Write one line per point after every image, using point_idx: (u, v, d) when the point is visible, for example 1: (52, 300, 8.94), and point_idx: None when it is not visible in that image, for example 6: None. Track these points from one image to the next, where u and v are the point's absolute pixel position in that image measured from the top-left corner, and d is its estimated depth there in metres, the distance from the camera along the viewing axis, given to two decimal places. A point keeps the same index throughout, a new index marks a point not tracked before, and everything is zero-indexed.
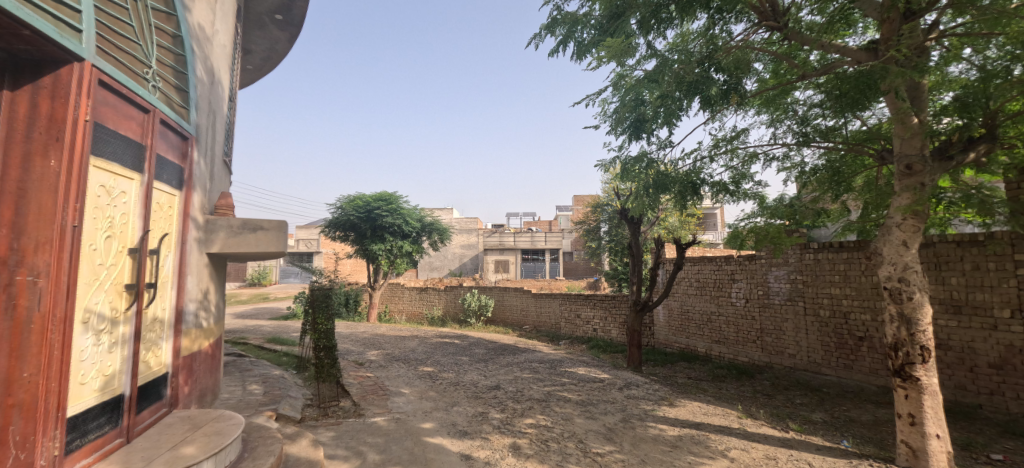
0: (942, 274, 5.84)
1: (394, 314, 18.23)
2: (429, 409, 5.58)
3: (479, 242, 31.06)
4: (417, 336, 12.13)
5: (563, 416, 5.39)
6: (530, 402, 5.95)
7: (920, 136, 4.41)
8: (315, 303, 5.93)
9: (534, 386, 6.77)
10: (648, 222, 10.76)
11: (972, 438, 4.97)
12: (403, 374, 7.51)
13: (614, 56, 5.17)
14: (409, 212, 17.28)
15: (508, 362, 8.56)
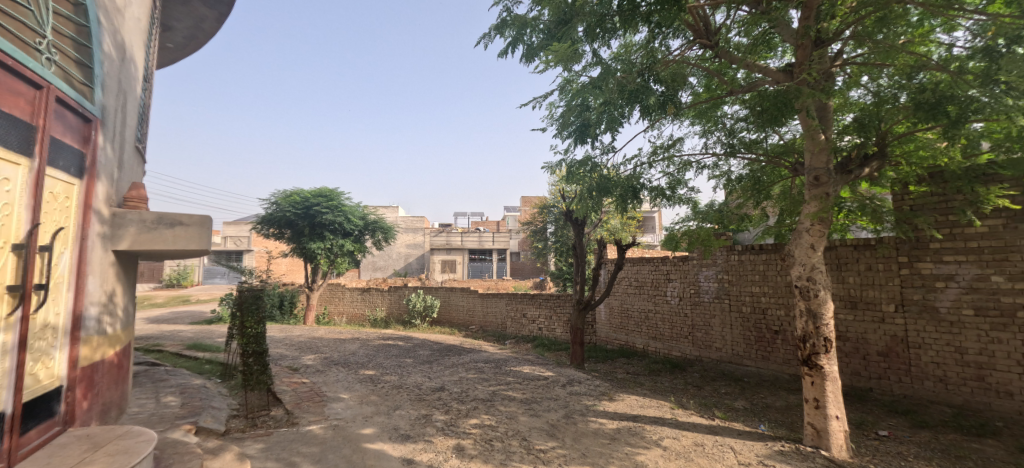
0: (842, 273, 6.60)
1: (333, 316, 17.56)
2: (370, 414, 5.53)
3: (425, 242, 30.68)
4: (358, 338, 11.83)
5: (507, 415, 5.55)
6: (475, 402, 6.06)
7: (826, 151, 4.96)
8: (244, 306, 5.73)
9: (479, 386, 6.90)
10: (591, 224, 11.19)
11: (865, 417, 5.68)
12: (342, 379, 7.35)
13: (560, 60, 5.41)
14: (351, 210, 16.80)
15: (453, 362, 8.60)
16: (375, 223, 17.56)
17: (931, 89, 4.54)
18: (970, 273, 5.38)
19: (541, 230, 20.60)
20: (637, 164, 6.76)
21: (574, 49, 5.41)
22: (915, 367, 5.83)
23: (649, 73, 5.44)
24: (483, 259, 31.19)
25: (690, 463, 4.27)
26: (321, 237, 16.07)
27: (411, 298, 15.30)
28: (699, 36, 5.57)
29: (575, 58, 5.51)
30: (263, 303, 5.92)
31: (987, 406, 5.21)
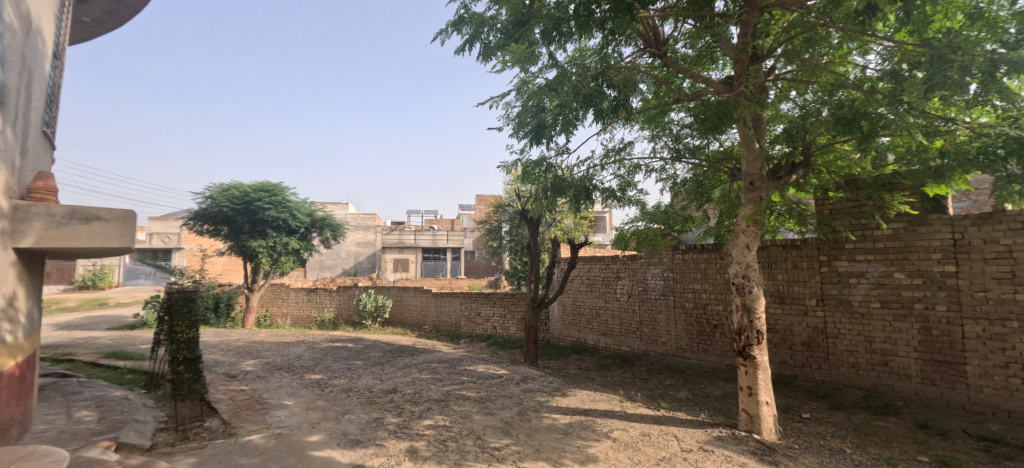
0: (772, 271, 7.20)
1: (275, 318, 16.89)
2: (317, 421, 5.45)
3: (377, 240, 30.02)
4: (304, 341, 11.44)
5: (461, 415, 5.64)
6: (428, 403, 6.10)
7: (760, 159, 5.37)
8: (174, 309, 5.54)
9: (432, 386, 6.94)
10: (545, 222, 11.44)
11: (790, 402, 6.24)
12: (285, 384, 7.14)
13: (518, 61, 5.51)
14: (296, 206, 16.15)
15: (406, 363, 8.56)
16: (322, 220, 17.07)
17: (848, 106, 5.03)
18: (877, 270, 6.05)
19: (496, 229, 20.74)
20: (590, 165, 7.02)
21: (531, 51, 5.54)
22: (833, 355, 6.47)
23: (603, 78, 5.67)
24: (437, 258, 30.94)
25: (637, 453, 4.53)
26: (264, 235, 15.38)
27: (362, 298, 15.00)
28: (648, 45, 5.83)
29: (534, 59, 5.69)
30: (195, 306, 5.77)
31: (890, 388, 5.89)
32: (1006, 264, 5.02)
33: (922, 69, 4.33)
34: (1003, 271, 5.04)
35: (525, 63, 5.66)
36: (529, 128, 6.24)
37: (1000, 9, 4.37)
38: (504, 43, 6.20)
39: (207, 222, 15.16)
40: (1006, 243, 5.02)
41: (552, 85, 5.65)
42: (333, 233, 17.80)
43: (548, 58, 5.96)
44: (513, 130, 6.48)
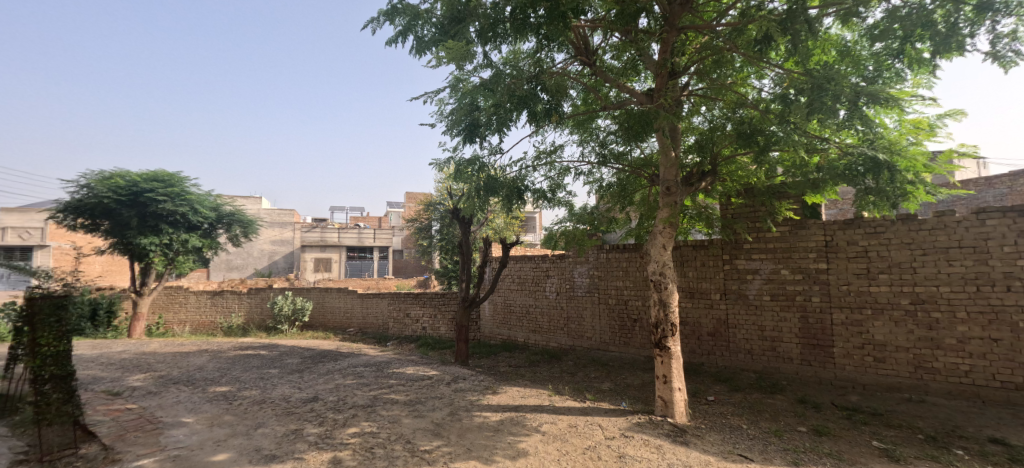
0: (684, 269, 7.92)
1: (171, 326, 15.39)
2: (222, 438, 4.73)
3: (296, 238, 28.29)
4: (207, 350, 10.46)
5: (391, 419, 5.32)
6: (354, 410, 5.64)
7: (674, 167, 5.92)
8: (37, 316, 4.29)
9: (358, 391, 6.53)
10: (477, 221, 11.51)
11: (699, 387, 6.91)
12: (183, 400, 6.09)
13: (455, 58, 5.54)
14: (197, 199, 14.74)
15: (328, 368, 8.20)
16: (230, 216, 15.83)
17: (746, 124, 5.70)
18: (769, 268, 6.98)
19: (425, 227, 20.50)
20: (522, 166, 7.25)
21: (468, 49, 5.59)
22: (733, 343, 7.32)
23: (536, 82, 5.83)
24: (362, 257, 29.85)
25: (565, 444, 4.79)
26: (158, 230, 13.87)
27: (277, 301, 14.01)
28: (578, 53, 6.15)
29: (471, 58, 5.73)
30: (68, 314, 4.55)
31: (778, 369, 6.85)
32: (862, 261, 6.18)
33: (806, 93, 4.96)
34: (861, 268, 6.18)
35: (461, 61, 5.71)
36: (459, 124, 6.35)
37: (863, 48, 5.28)
38: (438, 39, 6.17)
39: (82, 216, 13.30)
40: (863, 245, 6.16)
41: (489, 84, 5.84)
42: (244, 230, 16.58)
43: (482, 57, 6.00)
44: (446, 127, 6.53)
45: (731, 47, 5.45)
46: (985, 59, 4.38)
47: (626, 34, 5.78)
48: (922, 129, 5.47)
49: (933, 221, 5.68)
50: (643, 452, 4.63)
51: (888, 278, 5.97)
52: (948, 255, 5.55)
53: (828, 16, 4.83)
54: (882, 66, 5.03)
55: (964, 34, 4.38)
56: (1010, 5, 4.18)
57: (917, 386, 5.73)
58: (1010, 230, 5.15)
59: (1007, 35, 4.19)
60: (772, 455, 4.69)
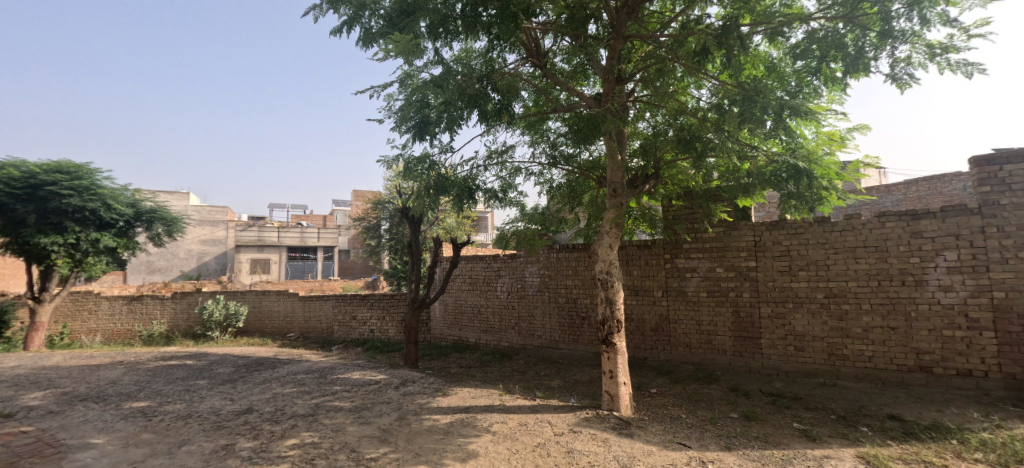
0: (629, 267, 8.25)
1: (78, 335, 13.88)
2: (139, 459, 4.29)
3: (229, 237, 26.66)
4: (124, 362, 9.61)
5: (334, 428, 5.16)
6: (293, 420, 5.40)
7: (621, 170, 6.15)
8: None
9: (299, 400, 6.28)
10: (428, 220, 11.37)
11: (642, 380, 7.24)
12: (93, 419, 5.46)
13: (402, 52, 5.34)
14: (110, 194, 13.37)
15: (264, 377, 7.78)
16: (149, 213, 14.55)
17: (686, 131, 6.03)
18: (705, 266, 7.42)
19: (373, 226, 19.99)
20: (473, 166, 7.25)
21: (416, 43, 5.41)
22: (673, 337, 7.72)
23: (488, 81, 5.93)
24: (304, 258, 28.59)
25: (515, 442, 4.88)
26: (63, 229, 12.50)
27: (207, 306, 12.90)
28: (529, 54, 6.27)
29: (420, 54, 5.57)
30: None
31: (713, 361, 7.31)
32: (785, 260, 6.77)
33: (739, 104, 5.38)
34: (785, 265, 6.76)
35: (408, 56, 5.56)
36: (410, 121, 6.12)
37: (786, 66, 5.77)
38: (383, 32, 5.94)
39: None
40: (786, 244, 6.75)
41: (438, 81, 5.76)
42: (168, 228, 15.30)
43: (432, 53, 5.88)
44: (394, 124, 6.29)
45: (673, 57, 5.80)
46: (885, 80, 4.90)
47: (574, 40, 5.94)
48: (836, 141, 6.06)
49: (844, 223, 6.36)
50: (591, 445, 4.81)
51: (808, 275, 6.59)
52: (856, 253, 6.25)
53: (757, 33, 5.24)
54: (802, 82, 5.53)
55: (868, 56, 4.90)
56: (905, 33, 4.72)
57: (831, 371, 6.37)
58: (903, 232, 5.94)
59: (905, 60, 4.72)
60: (708, 441, 5.03)
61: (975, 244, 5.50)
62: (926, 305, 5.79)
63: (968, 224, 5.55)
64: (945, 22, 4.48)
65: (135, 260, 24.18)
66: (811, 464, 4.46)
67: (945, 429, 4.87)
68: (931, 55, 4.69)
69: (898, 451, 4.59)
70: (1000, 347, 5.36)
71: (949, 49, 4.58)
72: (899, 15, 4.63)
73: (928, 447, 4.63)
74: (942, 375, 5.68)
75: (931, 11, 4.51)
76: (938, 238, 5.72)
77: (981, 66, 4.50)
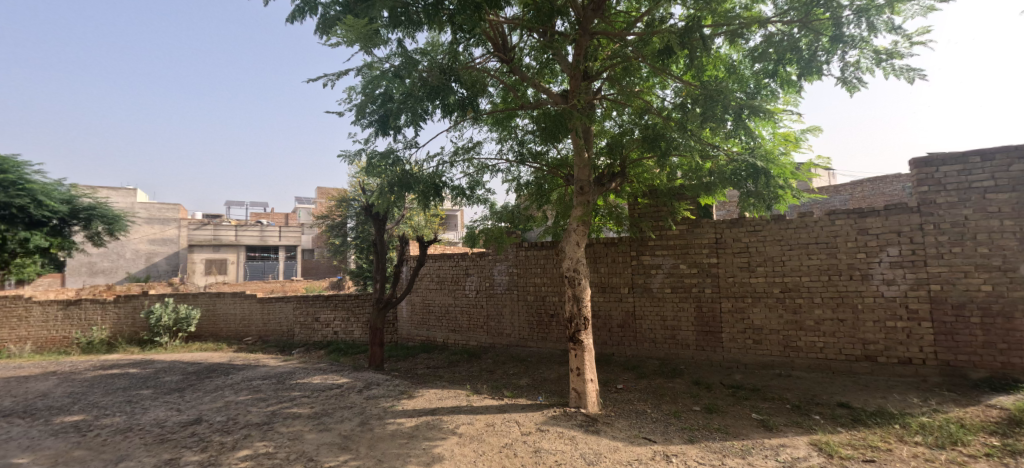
0: (597, 265, 8.30)
1: (6, 344, 12.78)
2: None
3: (182, 237, 25.33)
4: (59, 372, 8.92)
5: (291, 436, 4.94)
6: (246, 429, 5.14)
7: (588, 168, 6.16)
8: None
9: (253, 408, 5.98)
10: (394, 218, 11.11)
11: (609, 377, 7.31)
12: (19, 436, 5.04)
13: (357, 37, 5.04)
14: (42, 189, 12.36)
15: (216, 385, 7.38)
16: (88, 210, 13.56)
17: (651, 130, 6.06)
18: (669, 263, 7.56)
19: (338, 225, 19.41)
20: (439, 162, 7.13)
21: (373, 30, 5.17)
22: (639, 333, 7.84)
23: (451, 74, 5.77)
24: (264, 258, 27.51)
25: (481, 444, 4.80)
26: None
27: (154, 310, 12.21)
28: (496, 50, 6.19)
29: (377, 41, 5.31)
30: None
31: (676, 355, 7.46)
32: (744, 256, 6.97)
33: (701, 103, 5.48)
34: (744, 262, 6.96)
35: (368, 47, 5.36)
36: (371, 111, 5.86)
37: (746, 68, 5.93)
38: (340, 19, 5.62)
39: None
40: (745, 241, 6.94)
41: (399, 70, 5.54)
42: (108, 226, 14.26)
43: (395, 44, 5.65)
44: (353, 116, 5.94)
45: (639, 57, 5.82)
46: (836, 83, 5.08)
47: (543, 33, 5.87)
48: (791, 141, 6.29)
49: (798, 220, 6.60)
50: (558, 444, 4.79)
51: (765, 270, 6.80)
52: (809, 249, 6.51)
53: (719, 34, 5.34)
54: (760, 85, 5.73)
55: (820, 60, 5.03)
56: (854, 39, 4.83)
57: (786, 363, 6.62)
58: (851, 229, 6.24)
59: (854, 64, 4.91)
60: (672, 435, 5.11)
61: (914, 239, 5.85)
62: (871, 298, 6.10)
63: (909, 221, 5.89)
64: (891, 29, 4.68)
65: (75, 261, 22.59)
66: (769, 453, 4.60)
67: (888, 415, 5.13)
68: (878, 61, 4.88)
69: (848, 437, 4.80)
70: (936, 336, 5.73)
71: (893, 55, 4.78)
72: (849, 21, 4.79)
73: (875, 432, 4.86)
74: (885, 363, 6.01)
75: (878, 18, 4.70)
76: (882, 234, 6.05)
77: (921, 72, 4.74)
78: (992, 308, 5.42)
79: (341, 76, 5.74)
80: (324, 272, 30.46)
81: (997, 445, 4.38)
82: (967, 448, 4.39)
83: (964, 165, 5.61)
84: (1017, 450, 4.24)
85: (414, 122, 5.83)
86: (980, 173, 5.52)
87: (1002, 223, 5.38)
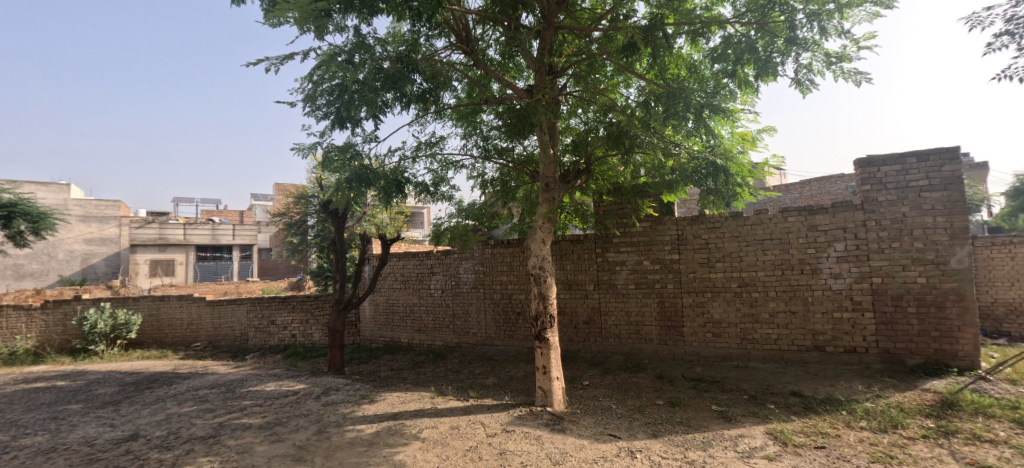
0: (563, 262, 8.30)
1: None
2: None
3: (123, 236, 23.65)
4: None
5: (239, 449, 4.66)
6: (190, 444, 4.81)
7: (553, 165, 6.11)
8: None
9: (198, 420, 5.60)
10: (355, 215, 10.74)
11: (575, 373, 7.33)
12: None
13: (304, 17, 4.72)
14: None
15: (157, 396, 6.88)
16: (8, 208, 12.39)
17: (616, 127, 6.15)
18: (634, 259, 7.64)
19: (297, 222, 18.66)
20: (401, 157, 6.91)
21: (321, 9, 4.86)
22: (604, 329, 7.91)
23: (410, 65, 5.56)
24: (217, 258, 26.13)
25: (445, 448, 4.68)
26: None
27: (88, 317, 11.29)
28: (459, 42, 6.04)
29: (325, 21, 4.98)
30: None
31: (640, 350, 7.57)
32: (703, 252, 7.12)
33: (663, 100, 5.52)
34: (704, 258, 7.11)
35: (318, 30, 5.04)
36: (325, 101, 5.53)
37: (706, 68, 6.02)
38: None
39: None
40: (705, 238, 7.10)
41: (353, 56, 5.24)
42: (33, 225, 13.07)
43: (349, 30, 5.36)
44: (305, 105, 5.62)
45: (604, 53, 5.88)
46: (791, 84, 5.22)
47: (508, 24, 5.76)
48: (748, 141, 6.46)
49: (754, 217, 6.79)
50: (523, 445, 4.73)
51: (723, 266, 6.97)
52: (764, 245, 6.72)
53: (681, 34, 5.40)
54: (720, 85, 5.77)
55: (775, 62, 5.16)
56: (806, 42, 4.96)
57: (743, 354, 6.83)
58: (802, 225, 6.48)
59: (807, 67, 5.06)
60: (636, 430, 5.15)
61: (858, 235, 6.15)
62: (820, 291, 6.37)
63: (853, 218, 6.18)
64: (840, 33, 4.84)
65: None
66: (728, 444, 4.70)
67: (836, 402, 5.36)
68: (828, 64, 5.03)
69: (801, 425, 4.98)
70: (877, 325, 6.07)
71: (843, 58, 4.95)
72: (802, 25, 4.91)
73: (825, 419, 5.07)
74: (832, 353, 6.30)
75: (829, 23, 4.84)
76: (830, 230, 6.31)
77: (867, 76, 4.93)
78: (926, 299, 5.82)
79: (285, 60, 5.39)
80: (283, 273, 29.28)
81: (933, 427, 4.66)
82: (907, 431, 4.65)
83: (901, 165, 5.93)
84: (951, 431, 4.53)
85: (373, 113, 5.58)
86: (916, 173, 5.86)
87: (935, 220, 5.75)
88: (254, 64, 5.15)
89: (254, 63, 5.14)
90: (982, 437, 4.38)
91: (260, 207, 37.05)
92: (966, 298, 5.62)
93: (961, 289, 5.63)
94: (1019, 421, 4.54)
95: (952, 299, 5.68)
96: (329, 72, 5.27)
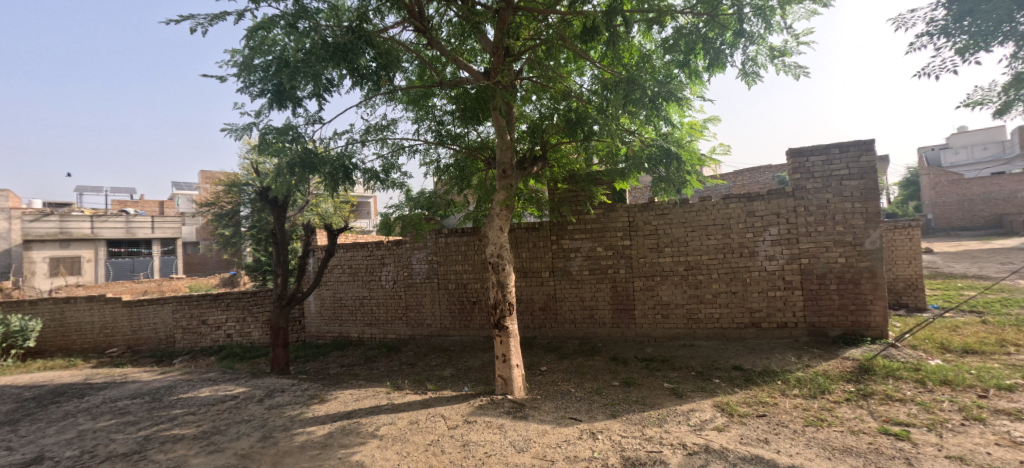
0: (518, 250, 8.25)
1: None
2: None
3: (12, 231, 20.41)
4: None
5: (173, 462, 4.23)
6: (109, 463, 4.26)
7: (510, 149, 5.96)
8: None
9: (119, 436, 4.99)
10: (296, 204, 9.96)
11: (533, 360, 7.35)
12: None
13: None
14: None
15: (66, 411, 6.06)
16: None
17: (572, 114, 6.19)
18: (587, 246, 7.77)
19: (229, 213, 17.09)
20: (349, 140, 6.50)
21: None
22: (560, 315, 8.00)
23: (361, 39, 5.21)
24: (132, 254, 23.65)
25: (405, 445, 4.49)
26: None
27: None
28: (412, 18, 5.65)
29: None
30: None
31: (594, 334, 7.76)
32: (653, 236, 7.36)
33: (619, 87, 5.50)
34: (654, 243, 7.35)
35: None
36: (261, 77, 5.07)
37: (657, 58, 6.11)
38: None
39: None
40: (654, 224, 7.34)
41: (296, 22, 4.85)
42: None
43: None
44: (238, 80, 5.11)
45: (560, 38, 5.78)
46: (738, 75, 5.44)
47: (463, 3, 5.56)
48: (696, 130, 6.65)
49: (699, 204, 7.09)
50: (486, 435, 4.65)
51: (671, 251, 7.25)
52: (708, 230, 7.05)
53: (637, 22, 5.42)
54: (670, 74, 5.99)
55: (725, 53, 5.35)
56: (753, 35, 5.16)
57: (689, 334, 7.17)
58: (741, 211, 6.87)
59: (753, 59, 5.28)
60: (595, 412, 5.24)
61: (789, 219, 6.62)
62: (757, 272, 6.81)
63: (785, 205, 6.64)
64: (782, 29, 5.06)
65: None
66: (680, 419, 4.91)
67: (773, 372, 5.77)
68: (772, 57, 5.29)
69: (743, 396, 5.31)
70: (804, 301, 6.60)
71: (784, 53, 5.22)
72: (749, 18, 5.07)
73: (763, 389, 5.43)
74: (767, 328, 6.78)
75: (772, 19, 5.06)
76: (765, 216, 6.74)
77: (805, 71, 5.23)
78: (845, 276, 6.41)
79: (214, 21, 4.88)
80: (210, 269, 26.94)
81: (854, 390, 5.15)
82: (833, 395, 5.10)
83: (826, 156, 6.42)
84: (868, 393, 5.02)
85: (318, 91, 5.21)
86: (838, 164, 6.38)
87: (853, 206, 6.33)
88: (175, 22, 4.78)
89: (175, 20, 4.79)
90: (894, 397, 4.90)
91: (183, 198, 33.83)
92: (877, 275, 6.26)
93: (873, 267, 6.27)
94: (922, 381, 5.11)
95: (866, 276, 6.31)
96: (267, 42, 4.82)
